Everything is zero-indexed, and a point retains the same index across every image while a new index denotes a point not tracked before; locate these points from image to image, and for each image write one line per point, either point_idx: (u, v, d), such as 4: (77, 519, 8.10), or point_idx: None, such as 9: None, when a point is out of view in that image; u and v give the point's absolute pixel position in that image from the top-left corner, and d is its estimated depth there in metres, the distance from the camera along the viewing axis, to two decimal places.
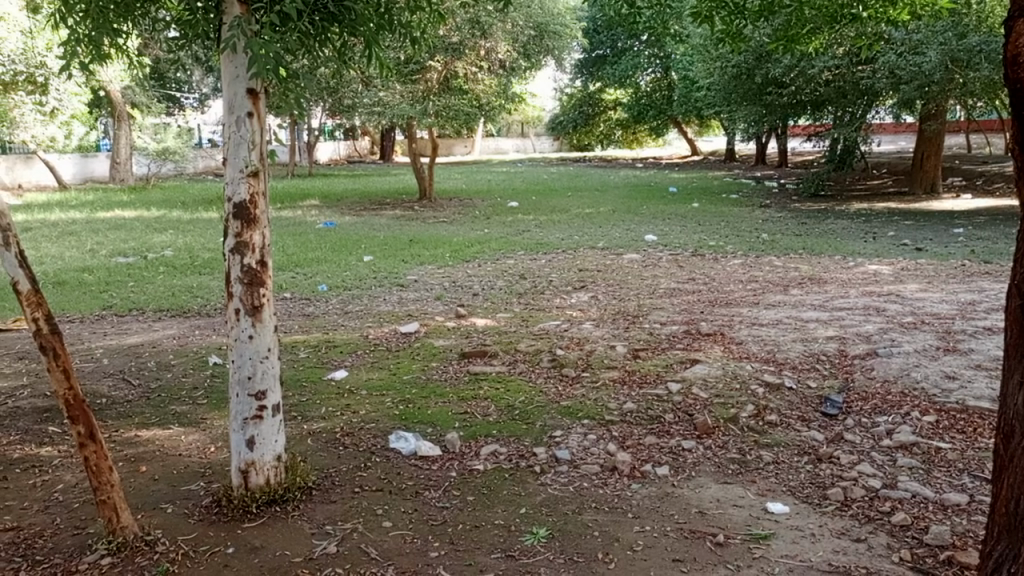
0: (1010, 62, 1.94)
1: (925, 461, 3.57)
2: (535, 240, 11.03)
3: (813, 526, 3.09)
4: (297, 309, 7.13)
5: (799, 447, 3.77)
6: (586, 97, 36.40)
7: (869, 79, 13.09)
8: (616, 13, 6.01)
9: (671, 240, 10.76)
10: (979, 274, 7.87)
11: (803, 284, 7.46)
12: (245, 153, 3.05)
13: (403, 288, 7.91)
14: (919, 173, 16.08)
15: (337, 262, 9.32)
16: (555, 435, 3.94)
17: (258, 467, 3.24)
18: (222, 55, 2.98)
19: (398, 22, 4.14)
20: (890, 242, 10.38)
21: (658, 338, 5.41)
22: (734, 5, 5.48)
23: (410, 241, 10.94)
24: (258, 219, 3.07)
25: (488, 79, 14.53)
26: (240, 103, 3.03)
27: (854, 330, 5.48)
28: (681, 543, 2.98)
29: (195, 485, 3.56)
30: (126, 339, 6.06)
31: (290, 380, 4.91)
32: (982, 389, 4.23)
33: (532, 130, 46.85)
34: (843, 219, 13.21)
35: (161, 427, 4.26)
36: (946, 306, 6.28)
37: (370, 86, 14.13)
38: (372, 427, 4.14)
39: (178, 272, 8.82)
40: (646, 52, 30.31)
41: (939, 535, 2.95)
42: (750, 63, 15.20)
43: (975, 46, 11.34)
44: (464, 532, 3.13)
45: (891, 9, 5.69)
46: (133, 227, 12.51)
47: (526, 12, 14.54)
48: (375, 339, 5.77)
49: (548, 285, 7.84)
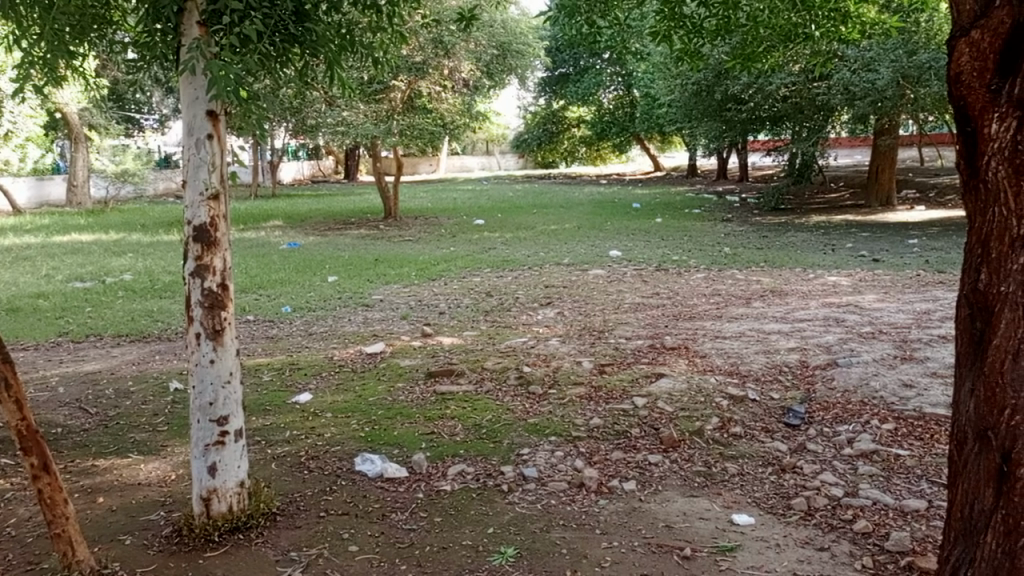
0: (953, 79, 2.10)
1: (885, 469, 3.64)
2: (501, 258, 11.06)
3: (778, 536, 3.12)
4: (260, 332, 7.03)
5: (764, 458, 3.81)
6: (549, 115, 36.77)
7: (825, 94, 13.45)
8: (576, 32, 6.01)
9: (635, 255, 10.88)
10: (933, 284, 8.08)
11: (765, 297, 7.58)
12: (205, 175, 3.02)
13: (368, 308, 7.87)
14: (874, 187, 16.49)
15: (301, 283, 9.24)
16: (521, 453, 3.94)
17: (221, 494, 3.18)
18: (181, 77, 2.95)
19: (361, 43, 4.14)
20: (848, 254, 10.59)
21: (623, 353, 5.44)
22: (691, 24, 5.63)
23: (374, 261, 10.88)
24: (218, 242, 3.04)
25: (451, 99, 14.62)
26: (199, 124, 3.01)
27: (815, 340, 5.58)
28: (649, 558, 2.99)
29: (154, 515, 3.49)
30: (84, 366, 5.92)
31: (254, 406, 4.83)
32: (937, 397, 4.32)
33: (497, 147, 46.94)
34: (803, 232, 13.52)
35: (119, 456, 4.17)
36: (901, 315, 6.44)
37: (334, 105, 14.17)
38: (338, 450, 4.10)
39: (138, 296, 8.67)
40: (607, 70, 30.75)
41: (900, 542, 3.00)
42: (710, 80, 15.57)
43: (925, 63, 11.67)
44: (431, 553, 3.11)
45: (842, 28, 5.79)
46: (90, 250, 12.28)
47: (489, 31, 14.58)
48: (340, 361, 5.72)
49: (515, 301, 7.87)
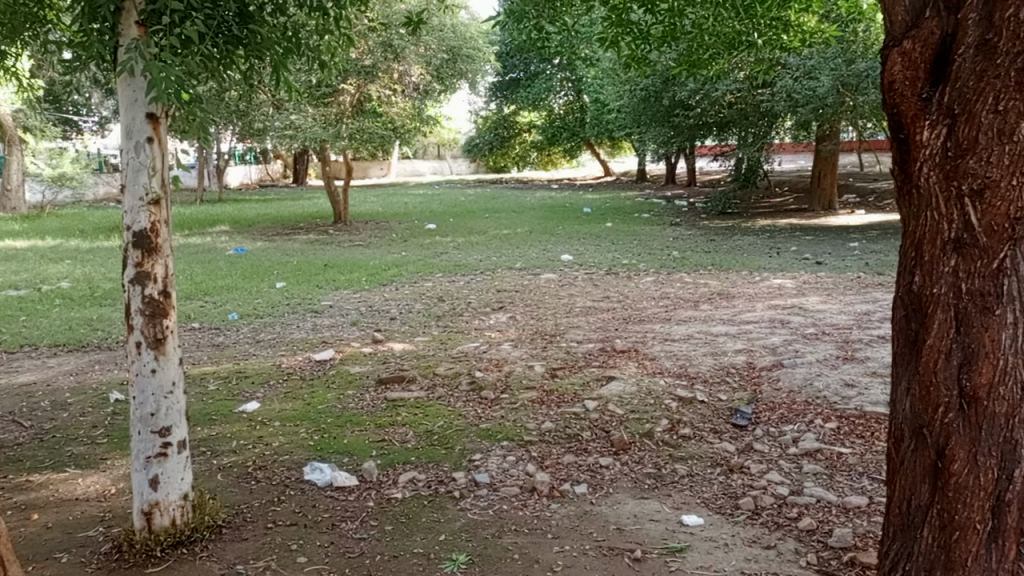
0: (886, 88, 2.16)
1: (828, 466, 3.73)
2: (453, 262, 11.03)
3: (726, 536, 3.17)
4: (206, 339, 6.87)
5: (712, 459, 3.87)
6: (501, 120, 36.91)
7: (768, 101, 13.78)
8: (525, 38, 6.03)
9: (586, 259, 10.97)
10: (873, 285, 8.34)
11: (713, 299, 7.71)
12: (145, 179, 2.93)
13: (317, 314, 7.77)
14: (817, 191, 16.94)
15: (248, 289, 9.06)
16: (473, 458, 3.92)
17: (163, 507, 3.08)
18: (119, 78, 2.86)
19: (308, 46, 4.08)
20: (792, 257, 10.86)
21: (575, 356, 5.48)
22: (638, 30, 5.70)
23: (324, 266, 10.75)
24: (159, 248, 2.96)
25: (402, 103, 14.54)
26: (139, 127, 2.91)
27: (762, 342, 5.70)
28: (600, 561, 3.01)
29: (92, 531, 3.37)
30: (18, 378, 5.70)
31: (199, 416, 4.71)
32: (877, 395, 4.46)
33: (448, 152, 46.86)
34: (749, 236, 13.82)
35: (55, 470, 4.02)
36: (842, 316, 6.63)
37: (282, 109, 14.00)
38: (286, 459, 4.02)
39: (76, 303, 8.39)
40: (558, 75, 31.02)
41: (842, 538, 3.07)
42: (658, 85, 15.93)
43: (863, 72, 12.07)
44: (382, 563, 3.07)
45: (783, 36, 5.92)
46: (24, 257, 11.84)
47: (439, 36, 14.55)
48: (289, 368, 5.62)
49: (467, 306, 7.86)
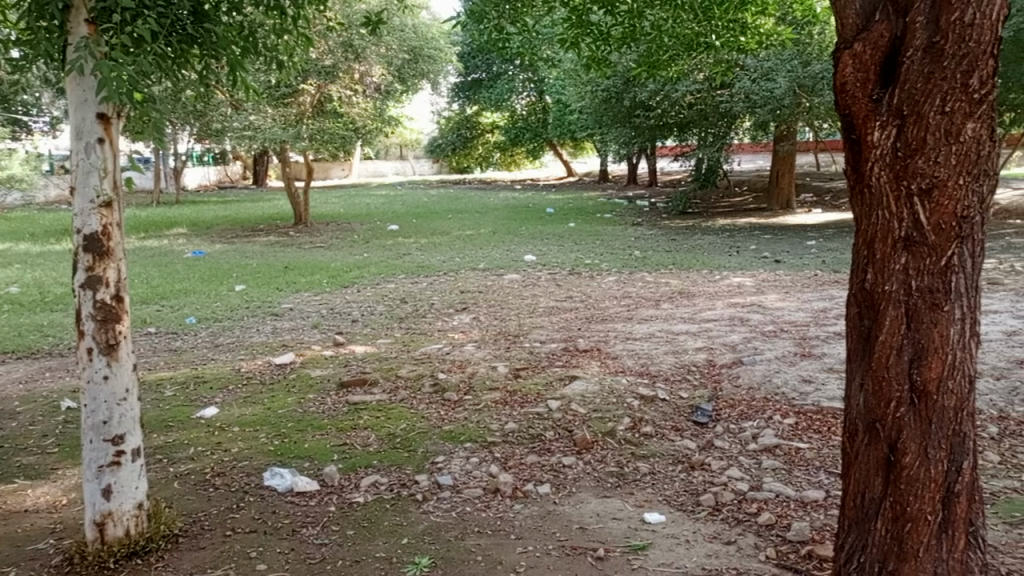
0: (838, 89, 2.19)
1: (786, 462, 3.79)
2: (416, 263, 10.98)
3: (687, 533, 3.20)
4: (163, 344, 6.73)
5: (673, 456, 3.91)
6: (464, 120, 36.85)
7: (727, 102, 13.97)
8: (486, 38, 6.01)
9: (550, 259, 11.01)
10: (829, 283, 8.50)
11: (675, 298, 7.79)
12: (95, 181, 2.86)
13: (277, 317, 7.66)
14: (775, 191, 17.22)
15: (206, 292, 8.90)
16: (436, 461, 3.90)
17: (117, 517, 3.01)
18: (68, 77, 2.78)
19: (264, 46, 4.01)
20: (751, 255, 11.02)
21: (538, 356, 5.49)
22: (598, 31, 5.75)
23: (284, 268, 10.60)
24: (111, 251, 2.89)
25: (363, 103, 14.44)
26: (89, 128, 2.84)
27: (722, 340, 5.77)
28: (563, 561, 3.01)
29: (42, 544, 3.27)
30: None
31: (155, 422, 4.60)
32: (834, 391, 4.54)
33: (411, 152, 46.63)
34: (709, 235, 14.00)
35: (3, 482, 3.90)
36: (800, 313, 6.75)
37: (240, 109, 13.79)
38: (245, 465, 3.95)
39: (26, 309, 8.15)
40: (520, 76, 31.07)
41: (800, 531, 3.12)
42: (619, 86, 16.01)
43: (818, 73, 12.32)
44: (343, 568, 3.03)
45: (740, 39, 6.01)
46: None
47: (399, 36, 14.46)
48: (248, 372, 5.53)
49: (430, 307, 7.82)
